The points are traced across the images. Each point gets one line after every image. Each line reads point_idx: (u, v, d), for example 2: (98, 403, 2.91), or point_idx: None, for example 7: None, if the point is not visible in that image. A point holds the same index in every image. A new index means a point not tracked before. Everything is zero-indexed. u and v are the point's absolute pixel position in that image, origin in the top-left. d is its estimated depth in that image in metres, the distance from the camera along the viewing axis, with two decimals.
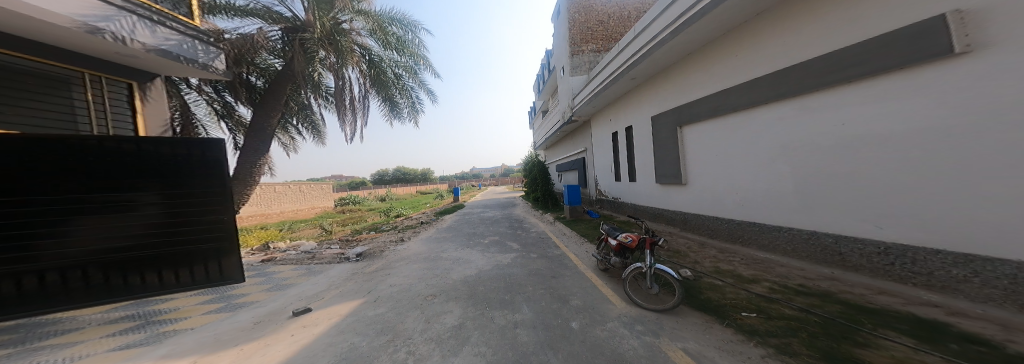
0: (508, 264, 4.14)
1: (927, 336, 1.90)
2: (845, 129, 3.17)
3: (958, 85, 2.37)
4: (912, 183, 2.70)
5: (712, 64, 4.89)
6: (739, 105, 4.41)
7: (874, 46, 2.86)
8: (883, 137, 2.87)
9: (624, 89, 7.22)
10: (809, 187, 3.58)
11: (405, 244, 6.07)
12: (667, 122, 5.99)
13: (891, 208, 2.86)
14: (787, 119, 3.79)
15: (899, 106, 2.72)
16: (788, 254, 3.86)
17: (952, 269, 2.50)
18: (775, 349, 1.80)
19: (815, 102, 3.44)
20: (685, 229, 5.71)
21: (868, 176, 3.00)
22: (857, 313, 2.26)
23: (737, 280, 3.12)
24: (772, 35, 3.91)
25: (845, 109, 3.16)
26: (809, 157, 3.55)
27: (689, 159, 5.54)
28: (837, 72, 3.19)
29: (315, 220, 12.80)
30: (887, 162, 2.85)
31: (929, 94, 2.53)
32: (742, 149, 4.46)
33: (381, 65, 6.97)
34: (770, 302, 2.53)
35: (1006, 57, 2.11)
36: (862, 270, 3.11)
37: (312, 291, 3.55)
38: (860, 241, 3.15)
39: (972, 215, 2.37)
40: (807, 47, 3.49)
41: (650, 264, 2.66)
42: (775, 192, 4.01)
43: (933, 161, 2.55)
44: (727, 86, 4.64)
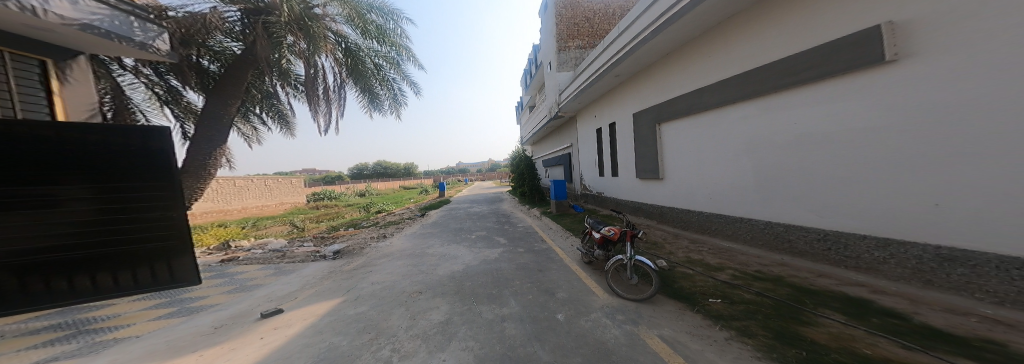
0: (495, 259, 4.15)
1: (856, 313, 2.17)
2: (798, 129, 3.48)
3: (889, 89, 2.67)
4: (849, 178, 3.03)
5: (689, 64, 5.13)
6: (711, 104, 4.69)
7: (824, 53, 3.15)
8: (828, 136, 3.18)
9: (607, 85, 7.38)
10: (768, 182, 3.91)
11: (388, 241, 5.87)
12: (647, 119, 6.24)
13: (832, 201, 3.21)
14: (750, 118, 4.09)
15: (841, 108, 3.04)
16: (749, 242, 4.20)
17: (875, 252, 2.88)
18: (737, 332, 1.97)
19: (775, 103, 3.74)
20: (661, 222, 6.04)
21: (814, 171, 3.35)
22: (801, 294, 2.55)
23: (704, 268, 3.40)
24: (742, 37, 4.16)
25: (799, 110, 3.46)
26: (768, 154, 3.87)
27: (665, 155, 5.84)
28: (793, 75, 3.48)
29: (285, 217, 12.02)
30: (828, 160, 3.20)
31: (866, 98, 2.85)
32: (711, 146, 4.77)
33: (359, 54, 6.56)
34: (732, 288, 2.77)
35: (929, 66, 2.41)
36: (806, 255, 3.49)
37: (283, 291, 3.34)
38: (805, 229, 3.52)
39: (895, 207, 2.72)
40: (770, 50, 3.77)
41: (631, 255, 2.79)
42: (739, 187, 4.34)
43: (867, 159, 2.87)
44: (701, 85, 4.89)
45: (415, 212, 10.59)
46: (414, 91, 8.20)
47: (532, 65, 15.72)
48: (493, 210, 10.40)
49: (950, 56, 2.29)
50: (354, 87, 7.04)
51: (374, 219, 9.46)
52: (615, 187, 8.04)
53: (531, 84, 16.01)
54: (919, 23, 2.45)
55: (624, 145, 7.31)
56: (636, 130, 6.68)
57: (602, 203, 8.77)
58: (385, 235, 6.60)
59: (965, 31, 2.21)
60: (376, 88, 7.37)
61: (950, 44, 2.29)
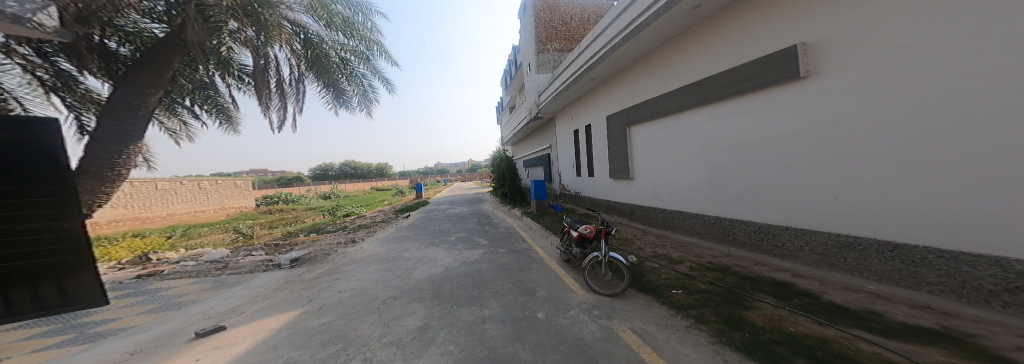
0: (476, 261, 4.07)
1: (784, 295, 2.52)
2: (739, 134, 3.95)
3: (806, 101, 3.14)
4: (777, 178, 3.52)
5: (653, 71, 5.51)
6: (670, 109, 5.11)
7: (760, 68, 3.58)
8: (761, 141, 3.66)
9: (583, 88, 7.66)
10: (715, 182, 4.37)
11: (358, 246, 5.46)
12: (618, 122, 6.61)
13: (764, 198, 3.70)
14: (701, 124, 4.54)
15: (771, 117, 3.51)
16: (702, 236, 4.65)
17: (796, 240, 3.37)
18: (694, 319, 2.18)
19: (720, 111, 4.20)
20: (631, 220, 6.42)
21: (750, 173, 3.83)
22: (744, 281, 2.88)
23: (667, 261, 3.69)
24: (697, 48, 4.53)
25: (739, 117, 3.93)
26: (714, 157, 4.33)
27: (635, 156, 6.21)
28: (735, 86, 3.92)
29: (229, 223, 10.64)
30: (761, 162, 3.68)
31: (787, 108, 3.33)
32: (670, 149, 5.21)
33: (321, 47, 5.92)
34: (689, 279, 3.04)
35: (835, 84, 2.88)
36: (745, 245, 3.96)
37: (227, 306, 2.94)
38: (744, 222, 3.99)
39: (810, 203, 3.21)
40: (719, 62, 4.17)
41: (605, 252, 2.92)
42: (692, 186, 4.80)
43: (789, 162, 3.37)
44: (663, 92, 5.29)
45: (390, 215, 10.01)
46: (388, 88, 7.73)
47: (511, 66, 15.77)
48: (470, 210, 10.25)
49: (849, 75, 2.77)
50: (315, 81, 6.46)
51: (342, 223, 8.74)
52: (591, 188, 8.37)
53: (511, 84, 16.04)
54: (831, 46, 2.90)
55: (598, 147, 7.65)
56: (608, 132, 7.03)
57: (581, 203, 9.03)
58: (355, 239, 6.15)
59: (859, 56, 2.69)
60: (342, 83, 6.85)
61: (850, 66, 2.76)
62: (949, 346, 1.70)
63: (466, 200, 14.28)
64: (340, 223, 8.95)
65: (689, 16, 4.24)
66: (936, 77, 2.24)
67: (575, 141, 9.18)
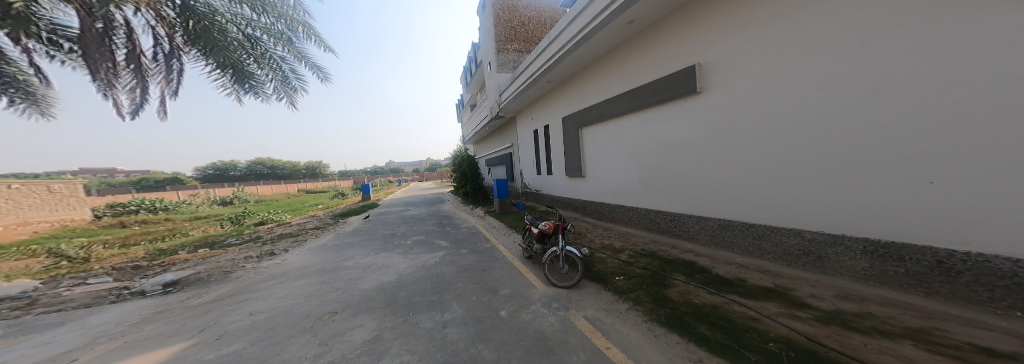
0: (436, 264, 3.82)
1: (690, 272, 3.07)
2: (656, 139, 4.61)
3: (702, 112, 3.85)
4: (683, 175, 4.25)
5: (597, 78, 5.83)
6: (606, 113, 5.62)
7: (675, 81, 4.15)
8: (672, 144, 4.35)
9: (539, 91, 7.66)
10: (641, 179, 5.04)
11: (279, 259, 4.60)
12: (572, 124, 6.74)
13: (674, 192, 4.42)
14: (629, 128, 5.14)
15: (678, 125, 4.21)
16: (632, 225, 5.32)
17: (697, 225, 4.13)
18: (632, 302, 2.48)
19: (644, 118, 4.81)
20: (580, 214, 6.95)
21: (666, 171, 4.53)
22: (666, 264, 3.39)
23: (610, 250, 4.13)
24: (629, 60, 4.98)
25: (655, 124, 4.59)
26: (640, 157, 4.98)
27: (588, 156, 6.45)
28: (653, 96, 4.52)
29: (62, 240, 7.81)
30: (672, 163, 4.38)
31: (689, 117, 4.03)
32: (607, 149, 5.79)
33: (211, 17, 4.68)
34: (628, 265, 3.43)
35: (723, 100, 3.60)
36: (663, 232, 4.68)
37: (63, 350, 2.15)
38: (662, 212, 4.71)
39: (705, 196, 3.98)
40: (644, 73, 4.69)
41: (562, 246, 3.08)
42: (624, 182, 5.45)
43: (690, 162, 4.11)
44: (602, 99, 5.71)
45: (329, 220, 8.71)
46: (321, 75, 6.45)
47: (471, 63, 15.25)
48: (424, 211, 9.67)
49: (731, 94, 3.51)
50: (206, 57, 5.09)
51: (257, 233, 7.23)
52: (546, 185, 8.64)
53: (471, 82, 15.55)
54: (726, 67, 3.55)
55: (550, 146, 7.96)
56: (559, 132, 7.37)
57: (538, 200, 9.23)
58: (284, 250, 5.19)
59: (740, 80, 3.40)
60: (248, 64, 5.46)
61: (734, 86, 3.47)
62: (783, 300, 2.33)
63: (419, 200, 13.44)
64: (252, 233, 7.39)
65: (626, 30, 4.58)
66: (786, 99, 2.98)
67: (530, 142, 9.20)
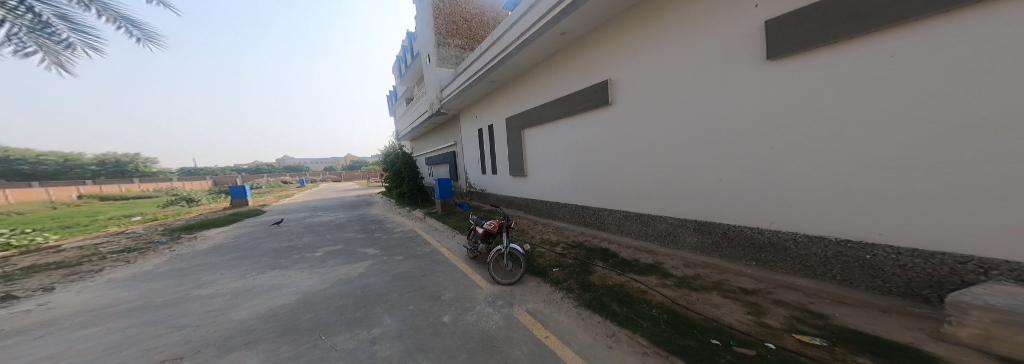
0: (361, 275, 3.42)
1: (601, 257, 3.59)
2: (581, 142, 5.07)
3: (615, 120, 4.38)
4: (600, 175, 4.80)
5: (535, 82, 6.05)
6: (541, 116, 5.89)
7: (598, 91, 4.59)
8: (593, 148, 4.84)
9: (482, 91, 7.54)
10: (569, 178, 5.48)
11: (31, 304, 3.18)
12: (514, 125, 6.80)
13: (593, 189, 4.98)
14: (560, 131, 5.51)
15: (598, 129, 4.71)
16: (561, 218, 5.82)
17: (599, 212, 4.93)
18: (564, 290, 2.70)
19: (573, 124, 5.21)
20: (518, 210, 7.22)
21: (588, 171, 5.03)
22: (589, 253, 3.81)
23: (545, 244, 4.41)
24: (562, 68, 5.32)
25: (581, 129, 5.05)
26: (568, 158, 5.40)
27: (529, 156, 6.48)
28: (580, 104, 4.96)
29: None
30: (594, 164, 4.89)
31: (606, 124, 4.55)
32: (541, 150, 6.09)
33: None
34: (561, 257, 3.73)
35: (629, 109, 4.14)
36: (579, 221, 5.40)
37: None
38: (576, 205, 5.41)
39: (616, 193, 4.56)
40: (574, 82, 5.09)
41: (506, 245, 3.12)
42: (555, 181, 5.88)
43: (605, 163, 4.67)
44: (539, 103, 5.98)
45: (218, 233, 6.88)
46: (135, 34, 3.51)
47: (406, 54, 14.08)
48: (353, 215, 8.60)
49: (636, 106, 4.05)
50: None
51: None
52: (489, 184, 8.58)
53: (405, 74, 14.33)
54: (633, 80, 4.06)
55: (494, 147, 8.00)
56: (502, 133, 7.47)
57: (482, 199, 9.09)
58: (133, 279, 3.87)
59: (641, 93, 3.95)
60: None
61: (637, 98, 4.02)
62: (659, 274, 2.96)
63: (346, 204, 11.81)
64: None
65: (559, 40, 4.91)
66: (672, 113, 3.60)
67: (474, 141, 9.02)
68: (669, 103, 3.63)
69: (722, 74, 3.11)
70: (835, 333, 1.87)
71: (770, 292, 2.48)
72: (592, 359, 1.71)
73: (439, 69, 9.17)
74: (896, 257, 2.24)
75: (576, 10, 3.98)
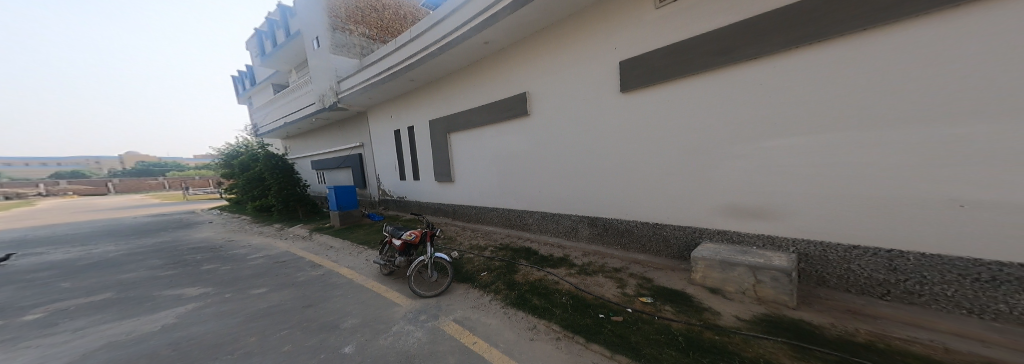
0: (192, 323, 2.53)
1: (521, 256, 3.81)
2: (506, 148, 5.20)
3: (535, 129, 4.65)
4: (523, 180, 5.03)
5: (458, 87, 5.93)
6: (466, 122, 5.78)
7: (516, 101, 4.82)
8: (517, 153, 5.02)
9: (397, 89, 6.84)
10: (496, 183, 5.55)
11: None
12: (439, 128, 6.42)
13: (518, 192, 5.17)
14: (485, 137, 5.53)
15: (518, 137, 4.96)
16: (489, 223, 5.85)
17: (512, 213, 5.34)
18: (493, 293, 2.73)
19: (497, 130, 5.29)
20: (444, 217, 6.86)
21: (514, 176, 5.19)
22: (514, 253, 3.97)
23: (473, 249, 4.34)
24: (487, 76, 5.34)
25: (505, 136, 5.18)
26: (495, 163, 5.45)
27: (456, 161, 6.26)
28: (503, 112, 5.08)
29: None
30: (516, 169, 5.10)
31: (527, 132, 4.80)
32: (468, 155, 5.97)
33: None
34: (490, 260, 3.75)
35: (547, 120, 4.46)
36: (501, 223, 5.63)
37: None
38: (498, 208, 5.62)
39: (537, 196, 4.85)
40: (499, 90, 5.17)
41: (430, 254, 2.92)
42: (482, 186, 5.85)
43: (526, 169, 4.93)
44: (462, 109, 5.89)
45: None
46: None
47: (277, 31, 11.19)
48: (178, 243, 6.21)
49: (551, 116, 4.40)
50: None
51: None
52: (409, 192, 7.85)
53: (274, 56, 11.30)
54: (547, 94, 4.42)
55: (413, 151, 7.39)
56: (422, 137, 7.00)
57: (400, 207, 8.21)
58: None
59: (556, 105, 4.31)
60: None
61: (553, 110, 4.37)
62: (566, 265, 3.37)
63: (160, 228, 8.25)
64: None
65: (482, 49, 4.93)
66: (580, 124, 4.05)
67: (389, 144, 8.09)
68: (575, 116, 4.09)
69: (610, 94, 3.69)
70: (656, 291, 2.58)
71: (628, 267, 3.21)
72: (517, 356, 1.78)
73: (334, 57, 7.80)
74: (671, 230, 3.39)
75: (498, 23, 4.06)
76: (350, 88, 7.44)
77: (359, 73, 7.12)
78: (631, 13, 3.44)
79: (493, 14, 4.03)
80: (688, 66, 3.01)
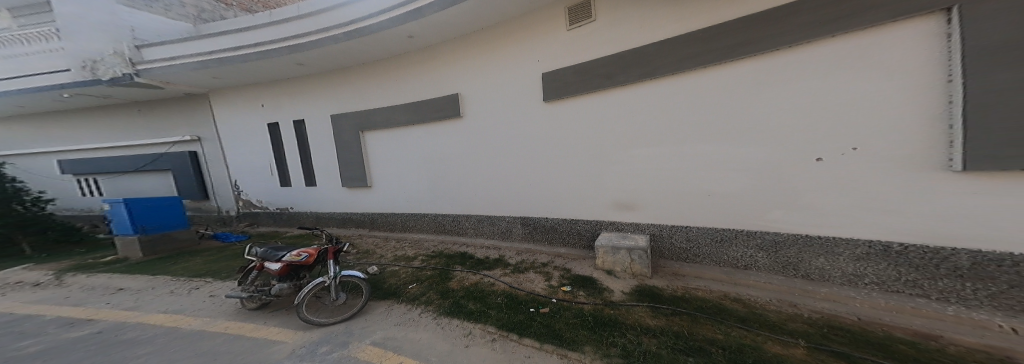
0: None
1: (447, 263, 3.62)
2: (430, 151, 4.91)
3: (465, 132, 4.52)
4: (449, 184, 4.88)
5: (372, 81, 5.23)
6: (384, 121, 5.13)
7: (446, 102, 4.54)
8: (446, 156, 4.78)
9: (288, 74, 5.50)
10: (422, 187, 5.15)
11: None
12: (348, 124, 5.45)
13: (449, 197, 4.93)
14: (409, 140, 5.08)
15: (444, 139, 4.74)
16: (419, 230, 5.37)
17: (439, 217, 5.10)
18: (422, 305, 2.53)
19: (423, 130, 4.89)
20: (363, 226, 5.94)
21: (444, 180, 4.89)
22: (449, 260, 3.75)
23: (405, 260, 3.90)
24: (411, 72, 4.88)
25: (430, 139, 4.87)
26: (422, 166, 5.05)
27: (373, 164, 5.51)
28: (430, 114, 4.72)
29: None
30: (442, 171, 4.87)
31: (455, 135, 4.63)
32: (389, 158, 5.34)
33: None
34: (421, 271, 3.42)
35: (477, 123, 4.40)
36: (428, 229, 5.28)
37: None
38: (427, 214, 5.22)
39: (468, 199, 4.74)
40: (425, 89, 4.78)
41: (335, 274, 2.47)
42: (408, 192, 5.32)
43: (452, 174, 4.79)
44: (377, 106, 5.26)
45: None
46: None
47: None
48: None
49: (479, 119, 4.37)
50: None
51: None
52: (304, 203, 6.43)
53: None
54: (478, 96, 4.33)
55: (307, 151, 6.08)
56: (321, 135, 5.82)
57: (293, 222, 6.62)
58: None
59: (484, 108, 4.30)
60: None
61: (482, 114, 4.34)
62: (501, 265, 3.42)
63: None
64: None
65: (405, 42, 4.47)
66: (509, 127, 4.14)
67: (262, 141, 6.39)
68: (500, 121, 4.19)
69: (535, 103, 3.90)
70: (576, 280, 2.88)
71: (555, 262, 3.45)
72: None
73: (128, 10, 5.38)
74: (574, 224, 3.90)
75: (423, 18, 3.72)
76: (167, 60, 5.07)
77: (190, 40, 5.08)
78: (547, 30, 3.67)
79: (416, 9, 3.65)
80: (590, 84, 3.41)
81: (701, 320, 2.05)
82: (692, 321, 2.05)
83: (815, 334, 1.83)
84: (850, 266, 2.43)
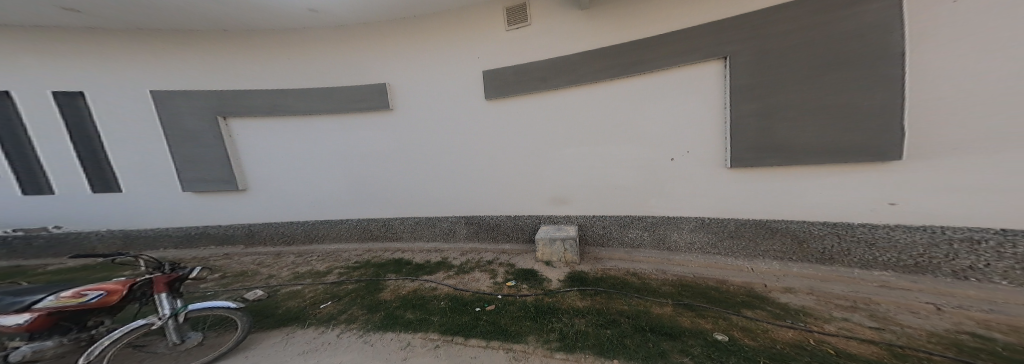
0: None
1: (376, 272, 3.20)
2: (337, 147, 4.13)
3: (392, 128, 3.97)
4: (361, 188, 4.25)
5: (251, 53, 3.90)
6: (272, 108, 3.95)
7: (372, 92, 3.86)
8: (369, 153, 4.11)
9: (86, 24, 3.56)
10: (334, 190, 4.29)
11: None
12: (206, 107, 3.89)
13: (367, 202, 4.30)
14: (306, 134, 4.10)
15: (366, 134, 4.04)
16: (336, 240, 4.50)
17: (360, 223, 4.39)
18: (346, 322, 2.21)
19: (335, 120, 4.02)
20: (252, 243, 4.55)
21: (366, 180, 4.21)
22: (378, 268, 3.30)
23: (314, 278, 3.14)
24: (314, 51, 3.89)
25: (337, 133, 4.08)
26: (329, 165, 4.18)
27: (255, 164, 4.21)
28: (344, 104, 3.92)
29: None
30: (354, 171, 4.17)
31: (380, 129, 4.01)
32: (276, 156, 4.18)
33: None
34: (339, 286, 2.89)
35: (404, 118, 3.92)
36: (347, 238, 4.50)
37: None
38: (344, 221, 4.39)
39: (399, 199, 4.23)
40: (337, 75, 3.92)
41: (170, 313, 1.81)
42: (315, 197, 4.33)
43: (369, 175, 4.19)
44: (258, 88, 3.94)
45: None
46: None
47: None
48: None
49: (409, 113, 3.90)
50: None
51: None
52: (127, 219, 4.37)
53: None
54: (410, 88, 3.83)
55: (117, 142, 4.04)
56: (146, 120, 3.96)
57: (122, 245, 4.51)
58: None
59: (414, 101, 3.84)
60: None
61: (413, 108, 3.88)
62: (445, 267, 3.23)
63: None
64: None
65: (307, 17, 3.53)
66: (446, 122, 3.81)
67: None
68: (432, 116, 3.85)
69: (474, 100, 3.65)
70: (522, 273, 2.99)
71: (502, 259, 3.44)
72: None
73: None
74: (514, 219, 3.85)
75: None
76: None
77: None
78: (484, 27, 3.47)
79: None
80: (528, 87, 3.38)
81: (614, 296, 2.45)
82: (608, 298, 2.44)
83: (677, 294, 2.45)
84: (688, 236, 3.15)
